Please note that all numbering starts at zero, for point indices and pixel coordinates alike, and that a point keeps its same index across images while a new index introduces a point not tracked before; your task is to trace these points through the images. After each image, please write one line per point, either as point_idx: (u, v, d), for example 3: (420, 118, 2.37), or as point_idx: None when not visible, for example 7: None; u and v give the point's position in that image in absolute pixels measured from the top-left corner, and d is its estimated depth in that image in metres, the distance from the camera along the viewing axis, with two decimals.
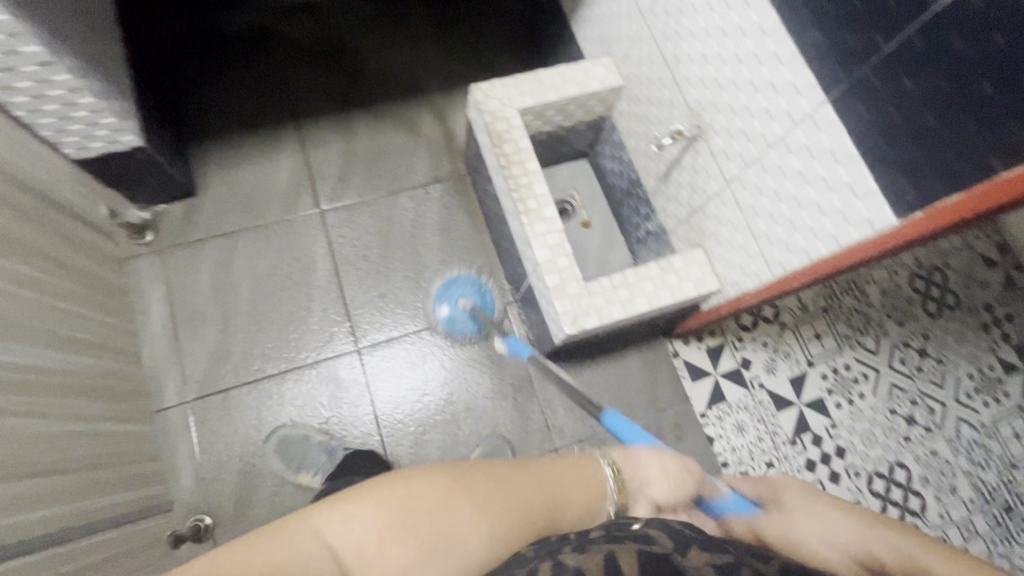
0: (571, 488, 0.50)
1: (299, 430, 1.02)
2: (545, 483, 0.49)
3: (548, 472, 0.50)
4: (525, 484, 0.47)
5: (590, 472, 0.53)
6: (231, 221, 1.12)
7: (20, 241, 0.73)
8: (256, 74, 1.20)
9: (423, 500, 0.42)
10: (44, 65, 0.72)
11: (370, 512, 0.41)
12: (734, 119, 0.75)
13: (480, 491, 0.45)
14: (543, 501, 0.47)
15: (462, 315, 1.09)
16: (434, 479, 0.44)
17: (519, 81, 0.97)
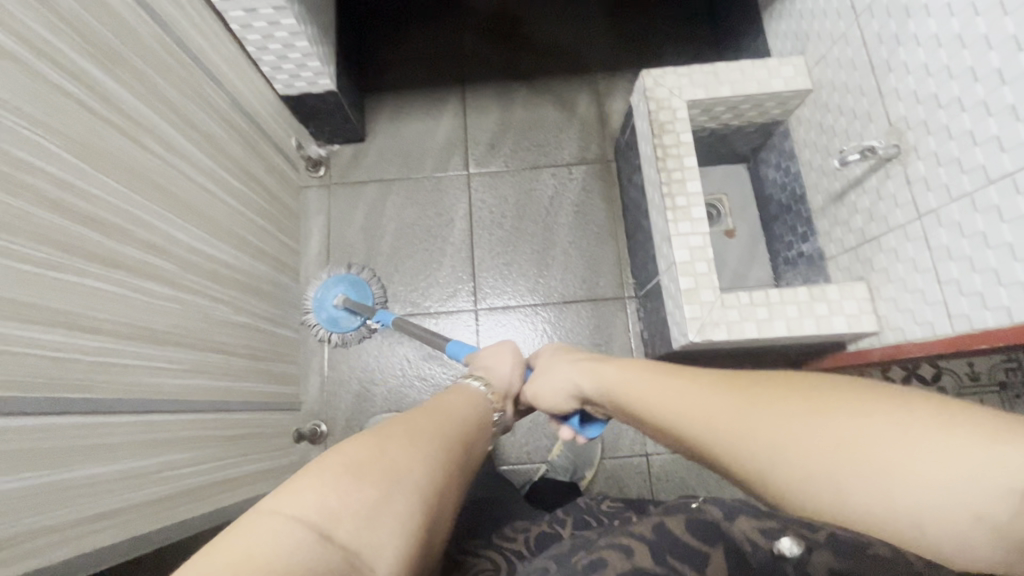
0: (456, 405, 0.61)
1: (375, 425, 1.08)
2: (445, 411, 0.58)
3: (436, 403, 0.59)
4: (427, 413, 0.55)
5: (468, 395, 0.65)
6: (390, 170, 1.22)
7: (234, 158, 0.87)
8: (437, 36, 1.28)
9: (372, 450, 0.44)
10: (278, 9, 0.83)
11: (323, 478, 0.40)
12: (949, 144, 0.65)
13: (403, 425, 0.49)
14: (449, 417, 0.57)
15: (339, 312, 1.09)
16: (369, 436, 0.45)
17: (694, 71, 0.92)
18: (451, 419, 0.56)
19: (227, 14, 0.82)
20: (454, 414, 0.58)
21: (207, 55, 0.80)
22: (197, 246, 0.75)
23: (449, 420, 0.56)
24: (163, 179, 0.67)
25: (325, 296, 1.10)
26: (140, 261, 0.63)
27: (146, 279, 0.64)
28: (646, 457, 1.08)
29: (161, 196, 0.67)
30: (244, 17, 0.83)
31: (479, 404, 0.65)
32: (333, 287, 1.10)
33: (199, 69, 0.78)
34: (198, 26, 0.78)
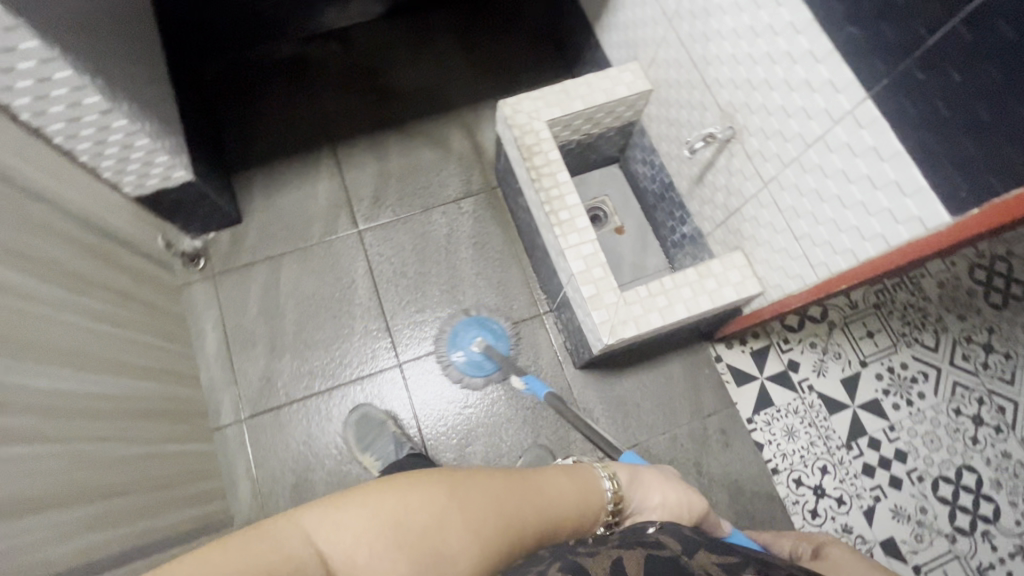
0: (567, 497, 0.54)
1: (376, 415, 1.06)
2: (545, 500, 0.52)
3: (547, 486, 0.53)
4: (521, 495, 0.50)
5: (585, 485, 0.57)
6: (275, 245, 1.17)
7: (90, 279, 0.79)
8: (294, 102, 1.25)
9: (422, 516, 0.44)
10: (103, 112, 0.77)
11: (367, 526, 0.42)
12: (770, 119, 0.73)
13: (478, 506, 0.46)
14: (543, 513, 0.51)
15: (477, 355, 1.11)
16: (432, 495, 0.45)
17: (546, 93, 0.97)
18: (538, 517, 0.50)
19: (46, 129, 0.75)
20: (552, 512, 0.52)
21: (33, 177, 0.72)
22: (68, 386, 0.67)
23: (539, 509, 0.50)
24: (8, 327, 0.60)
25: (465, 337, 1.12)
26: (6, 426, 0.55)
27: (18, 445, 0.56)
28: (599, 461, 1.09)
29: (11, 345, 0.60)
30: (66, 127, 0.76)
31: (595, 497, 0.57)
32: (467, 330, 1.13)
33: (24, 196, 0.70)
34: (14, 149, 0.70)
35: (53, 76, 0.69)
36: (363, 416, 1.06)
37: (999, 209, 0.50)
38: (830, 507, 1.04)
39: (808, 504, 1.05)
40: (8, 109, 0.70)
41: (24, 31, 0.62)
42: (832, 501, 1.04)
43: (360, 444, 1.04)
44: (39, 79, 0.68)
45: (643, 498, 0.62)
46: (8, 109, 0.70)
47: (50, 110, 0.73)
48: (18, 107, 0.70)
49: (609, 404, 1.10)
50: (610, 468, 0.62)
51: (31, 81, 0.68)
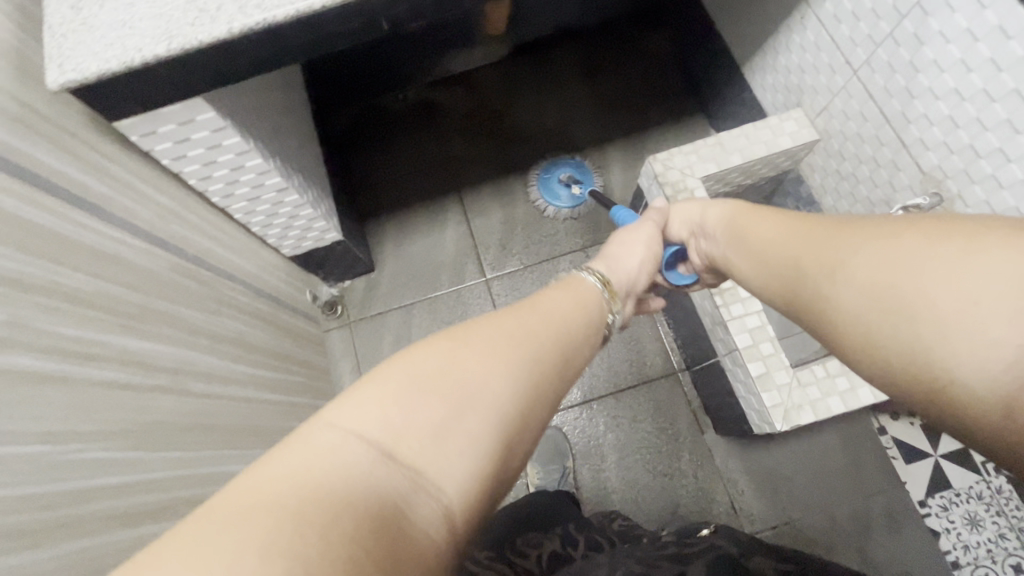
0: (570, 307, 0.52)
1: (566, 444, 1.03)
2: (550, 311, 0.49)
3: (545, 301, 0.51)
4: (531, 314, 0.47)
5: (573, 286, 0.57)
6: (407, 294, 1.19)
7: (262, 347, 0.83)
8: (422, 148, 1.27)
9: (433, 360, 0.38)
10: (280, 190, 0.81)
11: (379, 391, 0.36)
12: (1001, 193, 0.64)
13: (487, 330, 0.42)
14: (553, 318, 0.48)
15: (564, 186, 1.20)
16: (433, 346, 0.40)
17: (700, 147, 0.91)
18: (551, 323, 0.47)
19: (231, 208, 0.80)
20: (558, 317, 0.49)
21: (220, 256, 0.77)
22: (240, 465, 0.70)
23: (558, 322, 0.48)
24: (202, 413, 0.63)
25: (555, 171, 1.22)
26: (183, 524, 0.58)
27: None
28: None
29: (201, 433, 0.63)
30: (246, 205, 0.81)
31: (595, 303, 0.56)
32: (559, 168, 1.22)
33: (215, 276, 0.74)
34: (206, 231, 0.75)
35: (245, 164, 0.73)
36: (548, 439, 1.04)
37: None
38: None
39: None
40: (202, 194, 0.75)
41: (230, 130, 0.66)
42: None
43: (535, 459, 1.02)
44: (233, 167, 0.72)
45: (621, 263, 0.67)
46: (202, 194, 0.75)
47: (236, 193, 0.77)
48: (212, 192, 0.75)
49: (757, 476, 1.01)
50: (591, 270, 0.62)
51: (226, 169, 0.72)
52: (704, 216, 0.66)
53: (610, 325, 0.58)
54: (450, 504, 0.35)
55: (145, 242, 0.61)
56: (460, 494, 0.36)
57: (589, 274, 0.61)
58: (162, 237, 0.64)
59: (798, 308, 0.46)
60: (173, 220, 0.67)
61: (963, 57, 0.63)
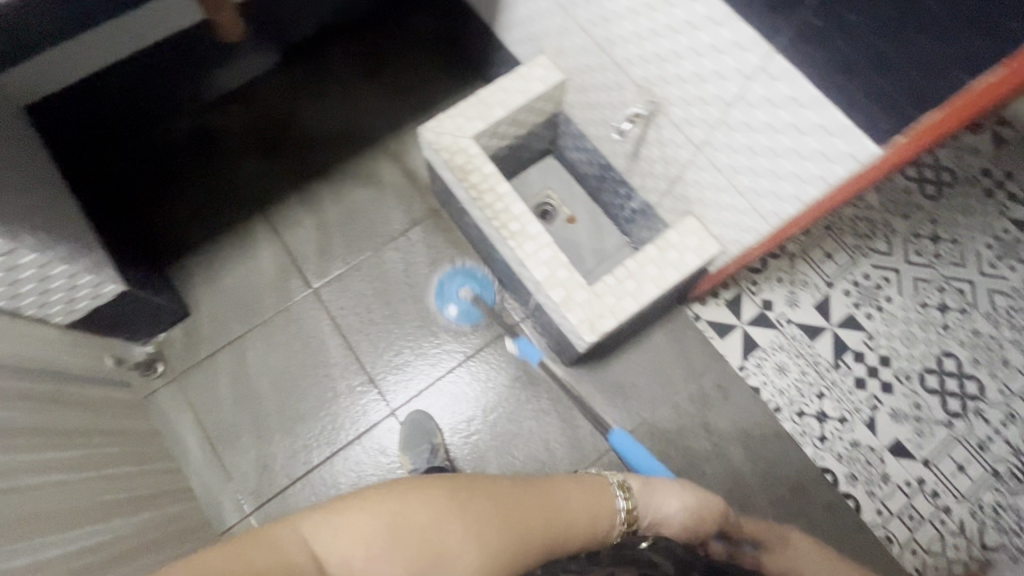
0: (580, 507, 0.52)
1: (429, 422, 1.06)
2: (553, 503, 0.50)
3: (555, 490, 0.52)
4: (536, 502, 0.49)
5: (598, 494, 0.55)
6: (232, 329, 1.12)
7: (52, 428, 0.74)
8: (209, 176, 1.19)
9: (420, 517, 0.43)
10: (7, 253, 0.72)
11: (365, 527, 0.41)
12: (687, 87, 0.74)
13: (483, 509, 0.45)
14: (551, 517, 0.49)
15: (466, 303, 1.15)
16: (430, 497, 0.44)
17: (465, 107, 0.95)
18: (545, 520, 0.48)
19: None
20: (559, 514, 0.50)
21: None
22: (61, 549, 0.63)
23: (555, 518, 0.49)
24: None
25: (449, 286, 1.16)
26: None
27: None
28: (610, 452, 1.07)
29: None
30: None
31: (603, 509, 0.55)
32: (453, 280, 1.17)
33: None
34: None
35: None
36: (411, 424, 1.06)
37: (963, 101, 0.49)
38: (836, 428, 1.08)
39: (816, 432, 1.08)
40: None
41: None
42: (835, 423, 1.08)
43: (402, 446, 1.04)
44: None
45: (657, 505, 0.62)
46: None
47: None
48: None
49: (608, 392, 1.10)
50: (621, 481, 0.60)
51: None
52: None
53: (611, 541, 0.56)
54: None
55: None
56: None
57: (618, 483, 0.59)
58: None
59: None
60: None
61: None
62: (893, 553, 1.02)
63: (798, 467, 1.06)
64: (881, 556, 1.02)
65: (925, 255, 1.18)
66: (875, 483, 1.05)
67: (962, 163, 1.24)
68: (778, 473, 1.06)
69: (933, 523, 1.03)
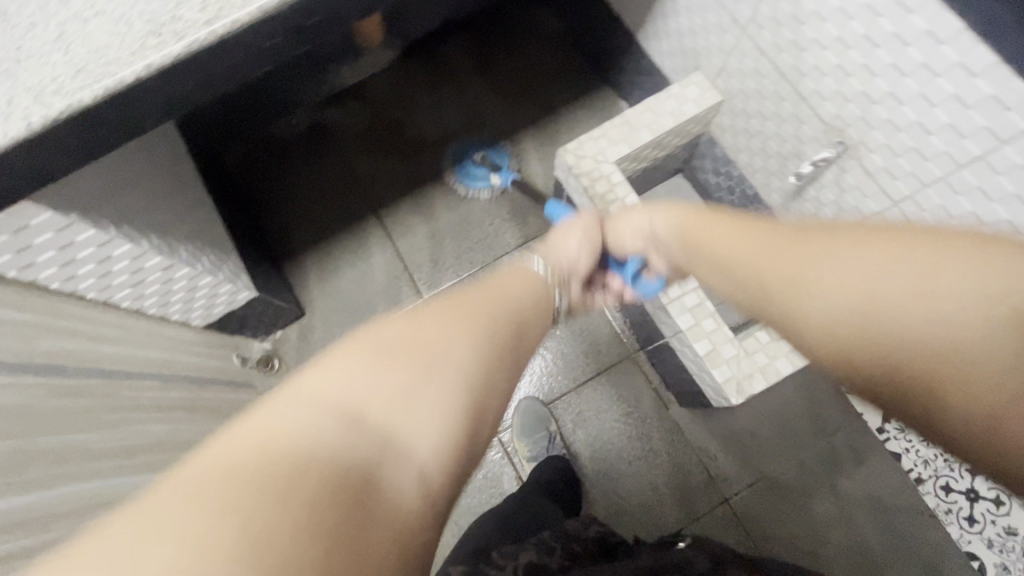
0: (516, 290, 0.55)
1: (545, 408, 1.04)
2: (501, 291, 0.52)
3: (496, 283, 0.54)
4: (484, 294, 0.50)
5: (528, 277, 0.59)
6: (344, 332, 1.13)
7: (190, 441, 0.77)
8: (328, 174, 1.19)
9: (406, 333, 0.41)
10: (164, 269, 0.73)
11: (350, 364, 0.38)
12: (899, 135, 0.64)
13: (452, 304, 0.46)
14: (505, 303, 0.51)
15: (474, 159, 1.18)
16: (403, 320, 0.42)
17: (607, 128, 0.88)
18: (509, 304, 0.51)
19: (113, 298, 0.72)
20: (507, 300, 0.52)
21: (125, 355, 0.69)
22: None
23: (501, 303, 0.50)
24: None
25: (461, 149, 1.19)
26: None
27: None
28: (727, 502, 1.00)
29: None
30: (131, 291, 0.73)
31: (536, 286, 0.59)
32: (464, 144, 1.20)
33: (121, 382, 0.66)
34: (103, 331, 0.67)
35: (113, 254, 0.65)
36: (527, 410, 1.03)
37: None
38: (988, 510, 0.95)
39: (964, 511, 0.96)
40: (77, 296, 0.67)
41: (77, 224, 0.59)
42: (987, 503, 0.96)
43: (521, 432, 1.02)
44: (99, 260, 0.64)
45: (566, 252, 0.67)
46: (77, 296, 0.67)
47: (114, 282, 0.70)
48: (84, 290, 0.67)
49: (725, 439, 1.02)
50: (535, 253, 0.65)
51: (92, 264, 0.64)
52: (652, 222, 0.61)
53: (553, 309, 0.61)
54: (422, 465, 0.37)
55: (42, 381, 0.53)
56: (428, 457, 0.37)
57: (534, 257, 0.64)
58: (59, 364, 0.57)
59: (726, 293, 0.51)
60: (65, 336, 0.60)
61: (841, 4, 0.62)
62: None
63: (935, 549, 0.96)
64: None
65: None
66: None
67: None
68: (911, 552, 0.96)
69: None
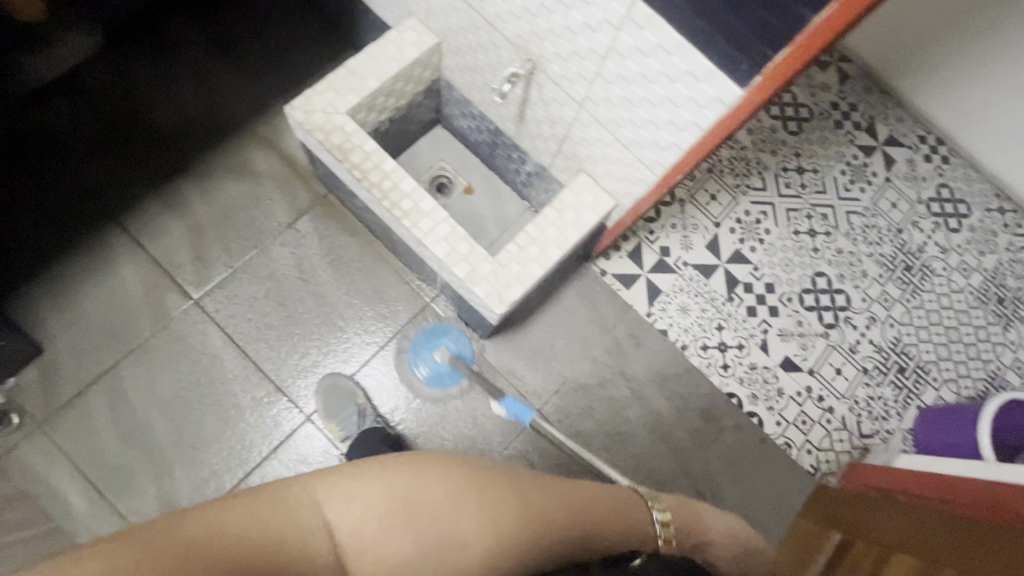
0: (602, 511, 0.51)
1: (348, 386, 1.03)
2: (570, 499, 0.49)
3: (570, 487, 0.50)
4: (554, 505, 0.47)
5: (624, 508, 0.53)
6: (101, 359, 0.98)
7: None
8: (40, 189, 1.01)
9: (434, 492, 0.43)
10: None
11: (376, 495, 0.41)
12: (560, 42, 0.72)
13: (498, 492, 0.45)
14: (569, 519, 0.47)
15: (441, 365, 1.06)
16: (445, 479, 0.44)
17: (334, 80, 0.88)
18: (562, 510, 0.47)
19: None
20: (579, 510, 0.49)
21: None
22: None
23: (570, 514, 0.48)
24: None
25: (429, 364, 1.06)
26: None
27: None
28: (540, 412, 1.09)
29: None
30: None
31: (634, 512, 0.54)
32: (428, 355, 1.07)
33: None
34: None
35: None
36: (328, 390, 1.02)
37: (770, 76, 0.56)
38: (736, 355, 1.17)
39: (719, 361, 1.17)
40: None
41: None
42: (735, 350, 1.18)
43: (327, 415, 1.01)
44: None
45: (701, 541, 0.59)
46: None
47: None
48: None
49: (528, 357, 1.11)
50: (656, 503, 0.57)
51: None
52: None
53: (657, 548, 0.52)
54: None
55: None
56: None
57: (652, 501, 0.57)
58: None
59: None
60: None
61: None
62: (793, 456, 1.15)
63: (707, 398, 1.15)
64: (782, 458, 1.15)
65: (795, 189, 1.28)
66: (773, 398, 1.17)
67: (816, 98, 1.34)
68: (691, 407, 1.14)
69: (822, 425, 1.17)
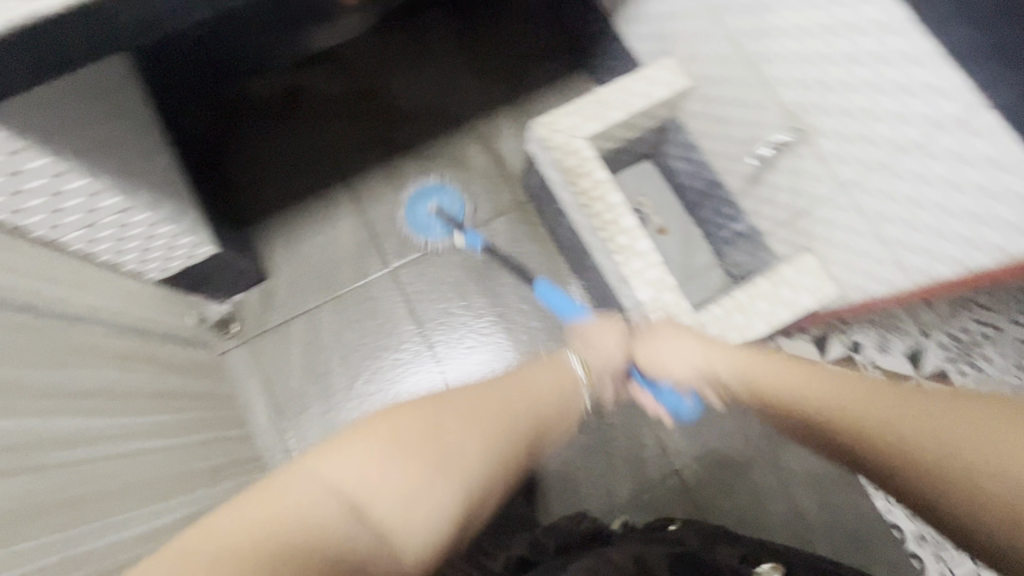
0: (547, 385, 0.67)
1: None
2: (528, 396, 0.64)
3: (528, 382, 0.66)
4: (504, 391, 0.62)
5: (557, 366, 0.71)
6: (308, 299, 1.11)
7: (144, 391, 0.76)
8: (298, 140, 1.17)
9: (413, 422, 0.53)
10: (91, 195, 0.67)
11: (371, 447, 0.50)
12: (850, 122, 0.69)
13: (466, 407, 0.57)
14: (523, 394, 0.63)
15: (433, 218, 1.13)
16: (419, 411, 0.55)
17: (582, 105, 0.91)
18: (524, 408, 0.62)
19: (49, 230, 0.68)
20: (531, 394, 0.64)
21: (76, 302, 0.68)
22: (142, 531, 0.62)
23: (528, 404, 0.63)
24: (81, 487, 0.56)
25: (418, 215, 1.14)
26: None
27: None
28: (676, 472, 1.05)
29: (87, 504, 0.56)
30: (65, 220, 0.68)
31: (567, 376, 0.70)
32: (418, 206, 1.15)
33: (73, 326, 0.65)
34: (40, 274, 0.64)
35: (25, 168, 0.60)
36: None
37: None
38: None
39: None
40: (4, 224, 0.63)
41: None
42: None
43: None
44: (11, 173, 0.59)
45: (605, 357, 0.76)
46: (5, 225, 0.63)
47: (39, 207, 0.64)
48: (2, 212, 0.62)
49: None
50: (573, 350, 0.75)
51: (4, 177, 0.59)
52: None
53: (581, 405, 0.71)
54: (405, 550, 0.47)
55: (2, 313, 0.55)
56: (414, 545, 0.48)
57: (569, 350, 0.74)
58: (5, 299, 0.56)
59: None
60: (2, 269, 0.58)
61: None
62: None
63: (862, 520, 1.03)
64: None
65: None
66: None
67: None
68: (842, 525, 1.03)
69: None
